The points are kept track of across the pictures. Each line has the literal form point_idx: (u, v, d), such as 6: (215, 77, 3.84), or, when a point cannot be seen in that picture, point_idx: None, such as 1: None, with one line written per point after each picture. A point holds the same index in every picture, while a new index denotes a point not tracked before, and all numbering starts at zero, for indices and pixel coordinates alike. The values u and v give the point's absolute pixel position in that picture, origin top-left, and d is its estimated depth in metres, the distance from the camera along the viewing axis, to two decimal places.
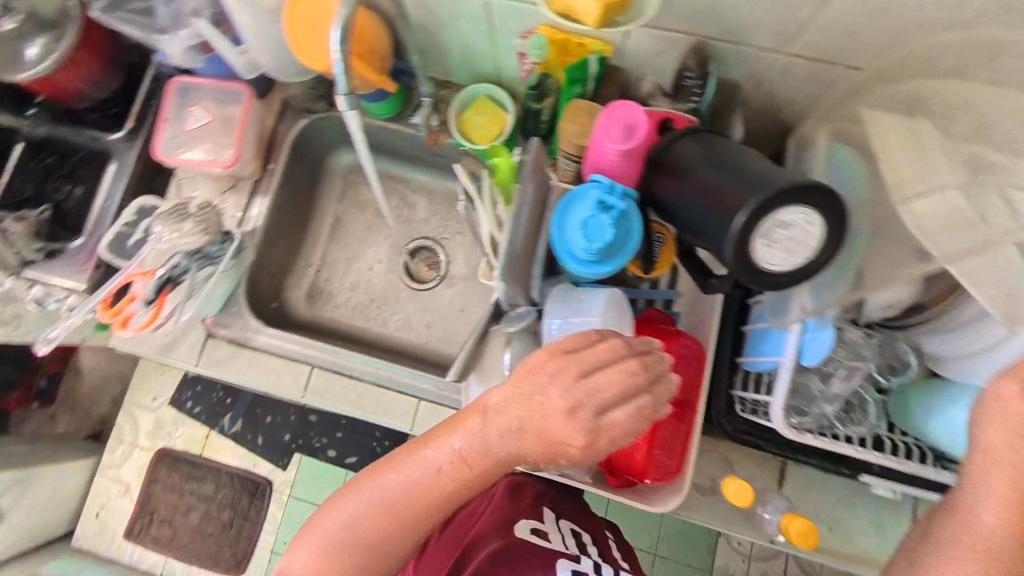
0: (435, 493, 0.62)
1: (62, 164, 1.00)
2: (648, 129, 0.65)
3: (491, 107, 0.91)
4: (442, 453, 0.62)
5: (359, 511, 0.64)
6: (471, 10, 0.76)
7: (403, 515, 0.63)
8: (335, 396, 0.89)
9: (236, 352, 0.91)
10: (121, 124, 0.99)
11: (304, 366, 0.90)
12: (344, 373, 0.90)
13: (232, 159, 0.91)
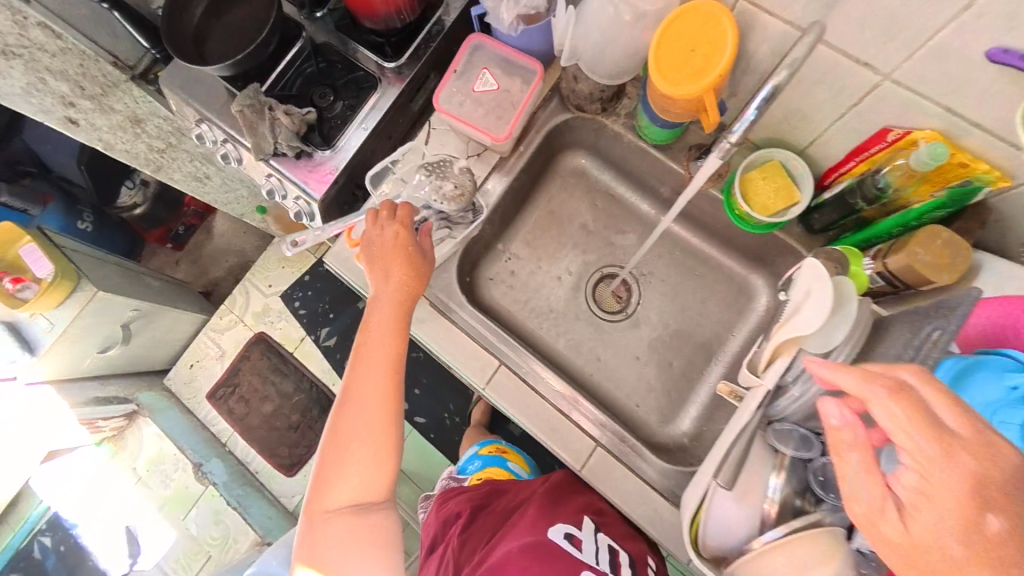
0: (388, 329, 0.78)
1: (331, 73, 1.02)
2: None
3: (781, 177, 0.81)
4: (386, 285, 0.79)
5: (360, 381, 0.76)
6: (864, 89, 0.66)
7: (362, 354, 0.78)
8: (515, 405, 0.87)
9: (437, 317, 0.90)
10: (400, 57, 0.99)
11: (494, 360, 0.89)
12: (530, 384, 0.88)
13: (506, 135, 0.88)
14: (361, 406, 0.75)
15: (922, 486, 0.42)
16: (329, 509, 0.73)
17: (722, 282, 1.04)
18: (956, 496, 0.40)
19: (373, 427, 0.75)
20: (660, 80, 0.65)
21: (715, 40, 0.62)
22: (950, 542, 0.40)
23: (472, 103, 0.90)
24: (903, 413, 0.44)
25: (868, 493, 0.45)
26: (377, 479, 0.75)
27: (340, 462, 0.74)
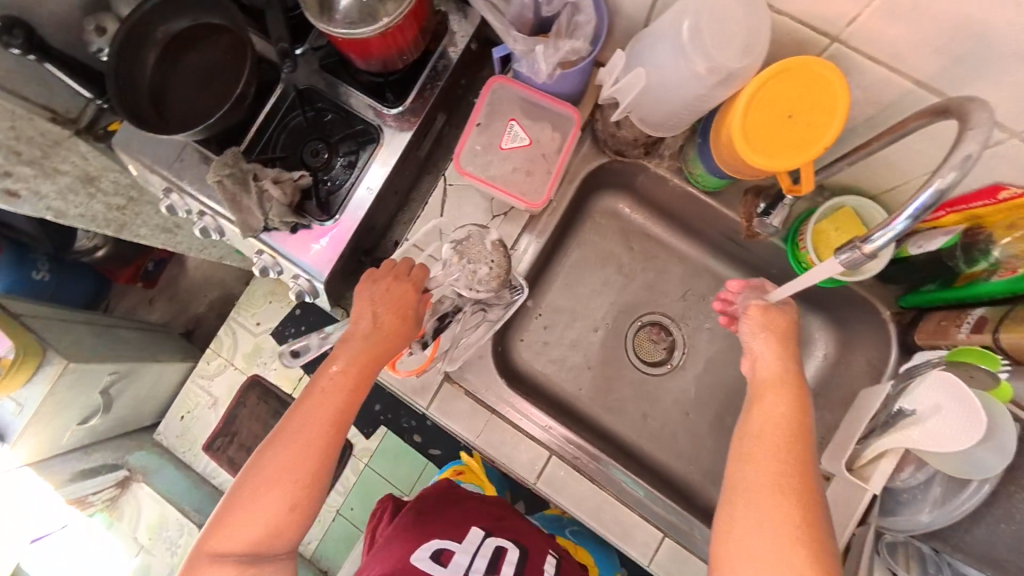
0: (326, 394, 0.63)
1: (323, 125, 0.87)
2: None
3: (857, 228, 0.73)
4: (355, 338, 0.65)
5: (290, 437, 0.61)
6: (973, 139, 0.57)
7: (313, 432, 0.62)
8: (574, 501, 0.78)
9: (477, 408, 0.79)
10: (402, 101, 0.86)
11: (546, 452, 0.79)
12: (588, 475, 0.79)
13: (543, 199, 0.77)
14: (284, 448, 0.60)
15: (762, 437, 0.57)
16: (219, 554, 0.59)
17: None
18: (773, 451, 0.55)
19: (303, 473, 0.60)
20: (757, 154, 0.59)
21: (818, 105, 0.57)
22: (763, 483, 0.54)
23: (499, 160, 0.78)
24: (774, 388, 0.60)
25: (754, 431, 0.58)
26: (290, 532, 0.61)
27: (258, 510, 0.59)
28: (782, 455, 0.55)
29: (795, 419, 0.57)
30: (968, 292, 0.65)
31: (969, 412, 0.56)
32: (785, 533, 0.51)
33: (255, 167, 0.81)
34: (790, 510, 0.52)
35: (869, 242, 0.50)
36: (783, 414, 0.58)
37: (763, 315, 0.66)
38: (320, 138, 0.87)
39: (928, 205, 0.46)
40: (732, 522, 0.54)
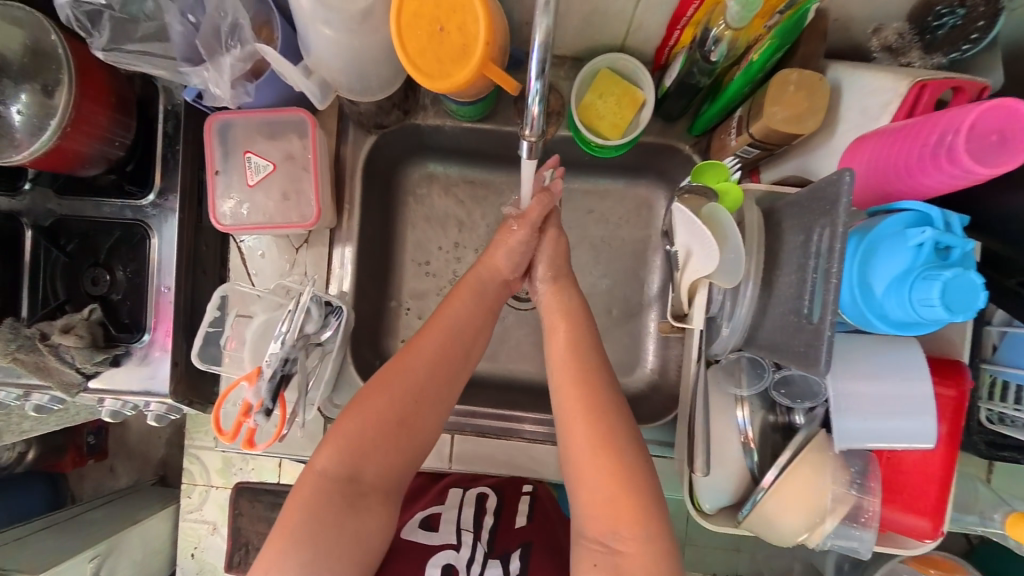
0: (439, 367, 0.64)
1: (94, 248, 0.81)
2: (926, 146, 0.44)
3: (617, 84, 0.70)
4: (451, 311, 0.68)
5: (360, 423, 0.60)
6: None
7: (401, 410, 0.61)
8: (489, 462, 0.80)
9: None
10: (150, 184, 0.79)
11: (445, 434, 0.80)
12: (496, 433, 0.80)
13: (317, 212, 0.72)
14: (409, 369, 0.63)
15: (567, 353, 0.63)
16: (324, 471, 0.58)
17: (609, 203, 0.89)
18: (564, 385, 0.61)
19: (427, 397, 0.63)
20: (422, 76, 0.50)
21: (454, 7, 0.49)
22: (564, 415, 0.60)
23: (257, 199, 0.73)
24: (561, 325, 0.67)
25: (554, 365, 0.64)
26: (396, 450, 0.61)
27: (374, 418, 0.60)
28: (573, 382, 0.61)
29: (563, 359, 0.63)
30: (728, 96, 0.64)
31: (704, 239, 0.48)
32: (581, 446, 0.57)
33: (40, 326, 0.76)
34: (588, 424, 0.58)
35: (525, 122, 0.46)
36: (570, 351, 0.64)
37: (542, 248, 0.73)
38: (99, 262, 0.81)
39: (545, 54, 0.41)
40: (566, 443, 0.59)
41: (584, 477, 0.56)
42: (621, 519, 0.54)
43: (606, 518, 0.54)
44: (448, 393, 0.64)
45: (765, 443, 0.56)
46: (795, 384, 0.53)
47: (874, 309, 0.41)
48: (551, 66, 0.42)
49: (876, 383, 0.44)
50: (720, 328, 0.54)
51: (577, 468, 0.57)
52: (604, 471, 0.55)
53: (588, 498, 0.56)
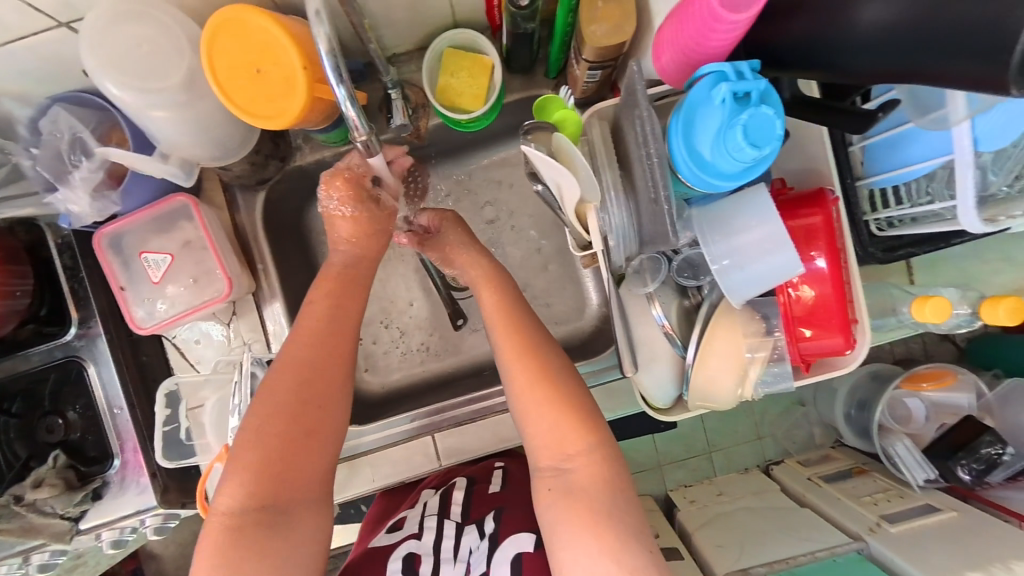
0: (327, 362, 0.61)
1: (37, 399, 0.80)
2: (695, 12, 0.45)
3: (464, 58, 0.73)
4: (320, 303, 0.64)
5: (251, 450, 0.57)
6: None
7: (298, 419, 0.58)
8: (478, 445, 0.83)
9: (355, 467, 0.81)
10: (68, 319, 0.78)
11: (427, 437, 0.82)
12: (473, 418, 0.83)
13: (228, 282, 0.73)
14: (286, 383, 0.59)
15: (493, 317, 0.62)
16: (231, 509, 0.55)
17: (505, 172, 0.94)
18: (499, 338, 0.60)
19: (316, 396, 0.60)
20: (264, 120, 0.52)
21: (262, 44, 0.51)
22: (506, 366, 0.58)
23: (170, 291, 0.74)
24: (488, 286, 0.65)
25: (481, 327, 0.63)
26: (304, 463, 0.58)
27: (265, 443, 0.57)
28: (506, 330, 0.60)
29: (493, 315, 0.62)
30: (559, 32, 0.67)
31: (558, 170, 0.51)
32: (526, 390, 0.56)
33: (12, 490, 0.75)
34: (534, 367, 0.57)
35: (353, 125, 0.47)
36: (505, 309, 0.62)
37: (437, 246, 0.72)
38: (48, 410, 0.80)
39: (338, 57, 0.42)
40: (508, 388, 0.58)
41: (536, 420, 0.56)
42: (574, 445, 0.54)
43: (563, 449, 0.54)
44: (344, 380, 0.62)
45: (687, 327, 0.60)
46: (694, 263, 0.60)
47: (710, 171, 0.46)
48: (348, 68, 0.42)
49: (743, 235, 0.49)
50: (609, 243, 0.56)
51: (524, 402, 0.56)
52: (547, 404, 0.55)
53: (543, 432, 0.55)
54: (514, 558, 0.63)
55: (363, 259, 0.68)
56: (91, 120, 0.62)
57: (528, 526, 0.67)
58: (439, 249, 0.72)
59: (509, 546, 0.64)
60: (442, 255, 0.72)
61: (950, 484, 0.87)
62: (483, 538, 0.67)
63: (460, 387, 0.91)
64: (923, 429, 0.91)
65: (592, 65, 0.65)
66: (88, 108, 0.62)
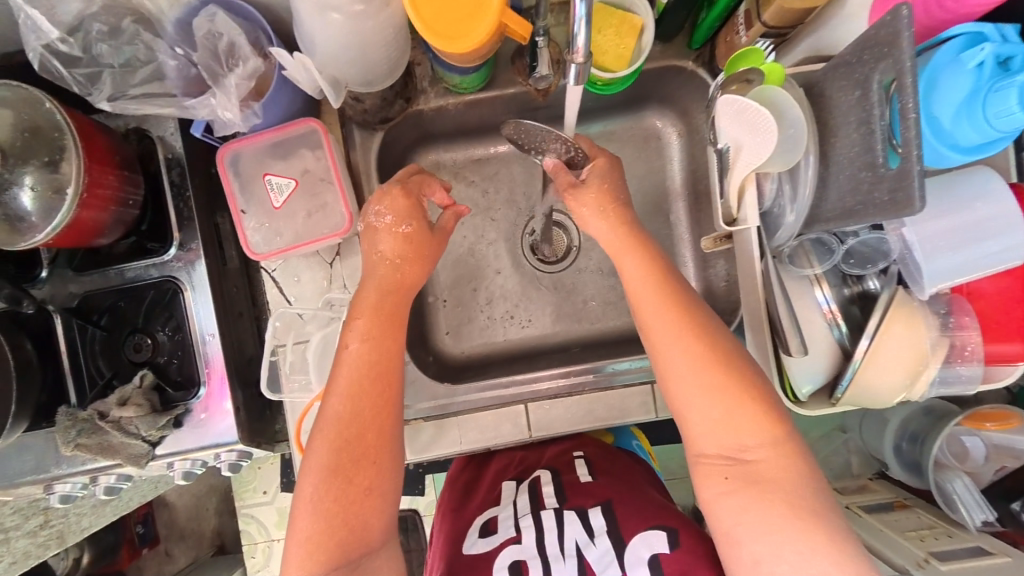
0: (365, 419, 0.58)
1: (126, 317, 0.78)
2: None
3: (612, 16, 0.70)
4: (351, 355, 0.59)
5: (311, 520, 0.56)
6: None
7: (348, 480, 0.56)
8: (566, 422, 0.79)
9: (441, 427, 0.79)
10: (169, 238, 0.76)
11: (517, 405, 0.79)
12: (565, 392, 0.80)
13: (348, 218, 0.70)
14: (329, 444, 0.57)
15: (645, 291, 0.58)
16: None
17: (615, 146, 0.90)
18: (668, 322, 0.56)
19: (361, 457, 0.57)
20: (449, 40, 0.50)
21: None
22: (677, 351, 0.55)
23: (284, 221, 0.71)
24: (646, 262, 0.59)
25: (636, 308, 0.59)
26: (362, 521, 0.57)
27: (321, 508, 0.55)
28: (675, 312, 0.56)
29: (658, 294, 0.57)
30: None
31: (760, 120, 0.50)
32: (703, 377, 0.53)
33: (96, 405, 0.73)
34: (708, 357, 0.54)
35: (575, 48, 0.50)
36: (670, 289, 0.58)
37: (585, 203, 0.64)
38: (137, 329, 0.78)
39: None
40: (669, 371, 0.55)
41: (712, 409, 0.53)
42: (759, 435, 0.52)
43: (744, 440, 0.52)
44: (385, 434, 0.58)
45: (849, 316, 0.57)
46: (863, 251, 0.55)
47: (946, 141, 0.45)
48: None
49: (961, 211, 0.50)
50: (784, 216, 0.55)
51: (691, 386, 0.54)
52: (716, 390, 0.53)
53: (719, 420, 0.53)
54: (649, 560, 0.57)
55: (403, 287, 0.63)
56: (244, 29, 0.60)
57: (652, 521, 0.61)
58: (584, 207, 0.64)
59: (640, 546, 0.58)
60: (584, 213, 0.64)
61: (1005, 529, 0.83)
62: (591, 533, 0.61)
63: (544, 360, 0.88)
64: (981, 471, 0.88)
65: (765, 30, 0.61)
66: (238, 16, 0.60)
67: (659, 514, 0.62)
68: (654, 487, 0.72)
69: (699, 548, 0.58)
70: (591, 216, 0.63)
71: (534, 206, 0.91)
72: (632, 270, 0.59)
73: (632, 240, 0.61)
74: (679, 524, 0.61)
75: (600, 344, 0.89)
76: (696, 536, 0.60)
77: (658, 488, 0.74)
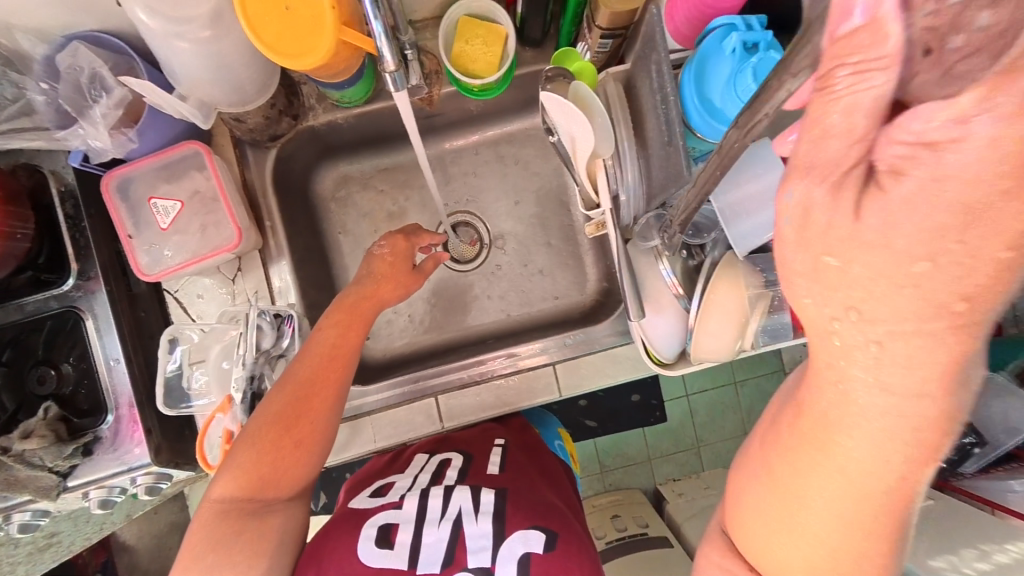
0: (325, 385, 0.64)
1: (29, 350, 0.78)
2: None
3: (479, 26, 0.73)
4: (324, 335, 0.66)
5: (245, 452, 0.60)
6: None
7: (290, 431, 0.62)
8: (477, 410, 0.83)
9: (357, 426, 0.82)
10: (66, 269, 0.77)
11: (429, 399, 0.83)
12: (474, 380, 0.84)
13: (237, 234, 0.72)
14: (283, 399, 0.62)
15: (891, 346, 0.31)
16: (222, 499, 0.59)
17: (511, 147, 0.95)
18: (882, 486, 0.36)
19: (307, 412, 0.63)
20: (289, 59, 0.54)
21: None
22: (852, 512, 0.37)
23: (176, 240, 0.73)
24: (929, 402, 0.33)
25: (845, 453, 0.36)
26: (289, 472, 0.62)
27: (257, 448, 0.60)
28: (903, 489, 0.36)
29: (911, 458, 0.34)
30: (574, 3, 0.69)
31: (574, 115, 0.56)
32: (854, 553, 0.39)
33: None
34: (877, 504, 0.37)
35: (384, 60, 0.51)
36: (923, 467, 0.35)
37: (888, 224, 0.29)
38: (41, 360, 0.78)
39: None
40: (819, 471, 0.37)
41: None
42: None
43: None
44: (337, 402, 0.65)
45: (691, 284, 0.64)
46: (699, 223, 0.63)
47: (719, 118, 0.50)
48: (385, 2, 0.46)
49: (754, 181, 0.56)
50: (621, 198, 0.63)
51: (829, 496, 0.38)
52: (851, 526, 0.38)
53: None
54: (521, 556, 0.62)
55: (375, 297, 0.71)
56: (108, 59, 0.62)
57: (537, 521, 0.66)
58: (880, 229, 0.29)
59: (517, 542, 0.63)
60: (876, 260, 0.30)
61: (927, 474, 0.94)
62: (478, 509, 0.66)
63: (460, 354, 0.92)
64: None
65: (604, 31, 0.67)
66: (104, 48, 0.63)
67: (546, 515, 0.67)
68: (578, 513, 0.74)
69: (571, 552, 0.64)
70: (907, 278, 0.29)
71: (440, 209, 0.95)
72: (866, 250, 0.30)
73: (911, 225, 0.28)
74: (562, 528, 0.66)
75: (513, 333, 0.93)
76: (572, 544, 0.65)
77: (570, 497, 0.76)
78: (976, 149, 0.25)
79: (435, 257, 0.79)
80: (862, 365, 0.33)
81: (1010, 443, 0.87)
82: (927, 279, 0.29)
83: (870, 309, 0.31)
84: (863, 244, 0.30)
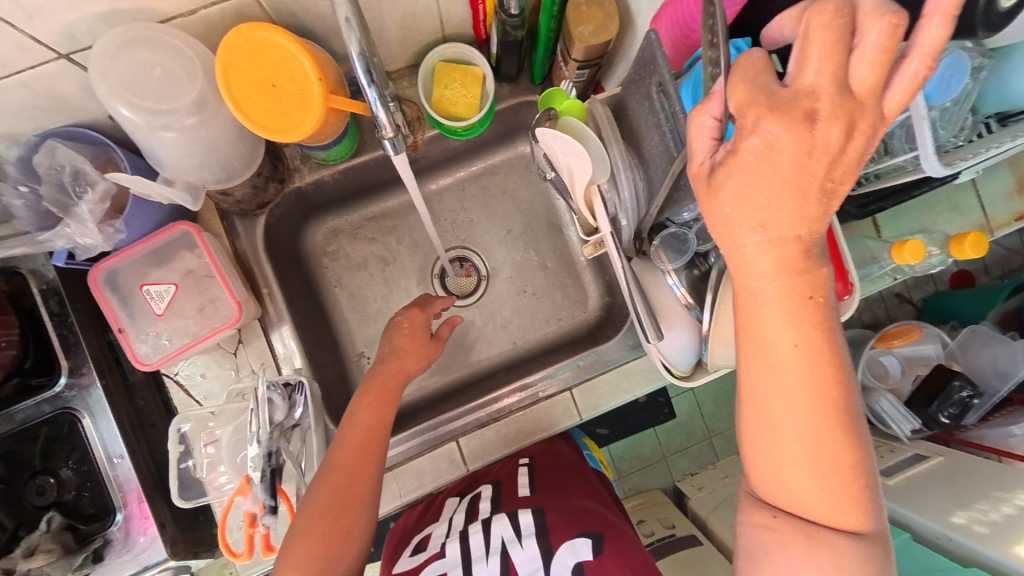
0: (366, 458, 0.66)
1: (21, 460, 0.74)
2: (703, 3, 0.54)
3: (455, 71, 0.74)
4: (356, 419, 0.69)
5: (299, 540, 0.61)
6: None
7: (342, 511, 0.63)
8: (500, 446, 0.82)
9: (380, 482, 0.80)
10: (57, 368, 0.73)
11: (449, 444, 0.82)
12: (494, 418, 0.83)
13: (237, 308, 0.70)
14: (327, 488, 0.63)
15: (771, 271, 0.40)
16: None
17: (496, 177, 0.96)
18: (812, 359, 0.42)
19: (354, 487, 0.64)
20: (275, 133, 0.53)
21: (278, 59, 0.52)
22: (808, 394, 0.42)
23: (171, 325, 0.71)
24: (806, 283, 0.40)
25: (764, 342, 0.42)
26: (343, 555, 0.63)
27: (310, 542, 0.61)
28: (812, 355, 0.42)
29: (800, 323, 0.41)
30: (545, 39, 0.70)
31: (574, 146, 0.57)
32: (814, 427, 0.43)
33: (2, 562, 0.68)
34: (821, 392, 0.42)
35: (381, 125, 0.51)
36: (814, 330, 0.41)
37: (745, 186, 0.38)
38: (37, 469, 0.74)
39: (367, 59, 0.46)
40: (770, 400, 0.43)
41: (803, 475, 0.44)
42: (853, 521, 0.45)
43: (828, 513, 0.45)
44: (378, 469, 0.67)
45: (700, 293, 0.66)
46: (701, 237, 0.66)
47: None
48: (377, 69, 0.47)
49: None
50: (621, 221, 0.66)
51: (787, 417, 0.43)
52: (812, 431, 0.43)
53: (809, 491, 0.44)
54: (573, 567, 0.61)
55: (403, 375, 0.74)
56: (88, 154, 0.60)
57: (581, 529, 0.65)
58: (743, 184, 0.38)
59: (566, 555, 0.62)
60: (737, 195, 0.39)
61: (934, 431, 0.96)
62: (520, 532, 0.66)
63: (474, 391, 0.91)
64: (901, 383, 0.98)
65: (582, 62, 0.69)
66: (80, 142, 0.61)
67: (589, 522, 0.67)
68: (611, 507, 0.74)
69: (622, 553, 0.62)
70: (753, 192, 0.38)
71: (433, 248, 0.94)
72: (750, 200, 0.38)
73: (795, 183, 0.37)
74: (607, 532, 0.65)
75: (523, 360, 0.93)
76: (621, 543, 0.64)
77: (602, 494, 0.75)
78: (798, 87, 0.35)
79: (450, 321, 0.82)
80: (771, 289, 0.41)
81: (1002, 389, 0.92)
82: (783, 184, 0.37)
83: (762, 232, 0.39)
84: (742, 200, 0.38)
